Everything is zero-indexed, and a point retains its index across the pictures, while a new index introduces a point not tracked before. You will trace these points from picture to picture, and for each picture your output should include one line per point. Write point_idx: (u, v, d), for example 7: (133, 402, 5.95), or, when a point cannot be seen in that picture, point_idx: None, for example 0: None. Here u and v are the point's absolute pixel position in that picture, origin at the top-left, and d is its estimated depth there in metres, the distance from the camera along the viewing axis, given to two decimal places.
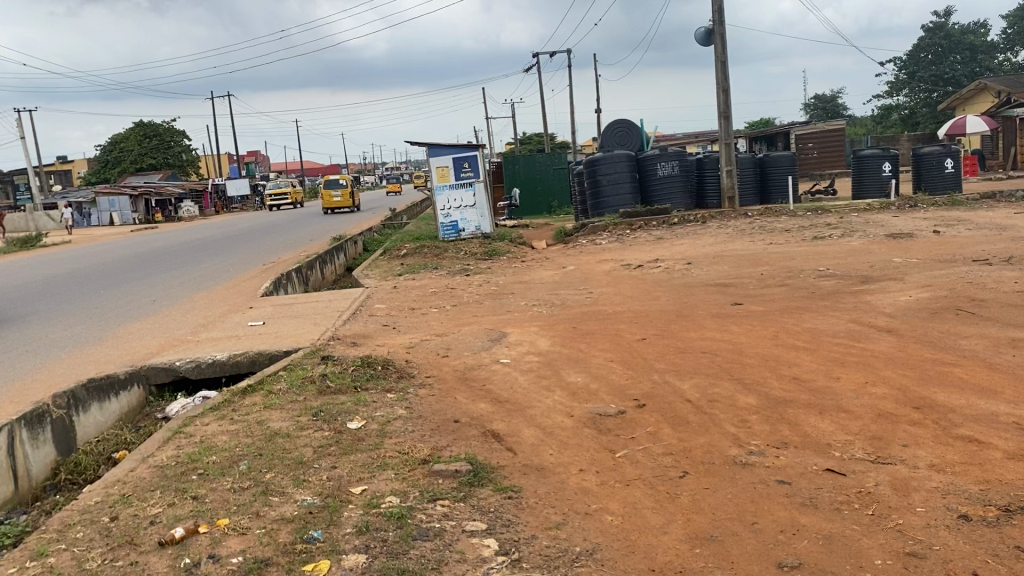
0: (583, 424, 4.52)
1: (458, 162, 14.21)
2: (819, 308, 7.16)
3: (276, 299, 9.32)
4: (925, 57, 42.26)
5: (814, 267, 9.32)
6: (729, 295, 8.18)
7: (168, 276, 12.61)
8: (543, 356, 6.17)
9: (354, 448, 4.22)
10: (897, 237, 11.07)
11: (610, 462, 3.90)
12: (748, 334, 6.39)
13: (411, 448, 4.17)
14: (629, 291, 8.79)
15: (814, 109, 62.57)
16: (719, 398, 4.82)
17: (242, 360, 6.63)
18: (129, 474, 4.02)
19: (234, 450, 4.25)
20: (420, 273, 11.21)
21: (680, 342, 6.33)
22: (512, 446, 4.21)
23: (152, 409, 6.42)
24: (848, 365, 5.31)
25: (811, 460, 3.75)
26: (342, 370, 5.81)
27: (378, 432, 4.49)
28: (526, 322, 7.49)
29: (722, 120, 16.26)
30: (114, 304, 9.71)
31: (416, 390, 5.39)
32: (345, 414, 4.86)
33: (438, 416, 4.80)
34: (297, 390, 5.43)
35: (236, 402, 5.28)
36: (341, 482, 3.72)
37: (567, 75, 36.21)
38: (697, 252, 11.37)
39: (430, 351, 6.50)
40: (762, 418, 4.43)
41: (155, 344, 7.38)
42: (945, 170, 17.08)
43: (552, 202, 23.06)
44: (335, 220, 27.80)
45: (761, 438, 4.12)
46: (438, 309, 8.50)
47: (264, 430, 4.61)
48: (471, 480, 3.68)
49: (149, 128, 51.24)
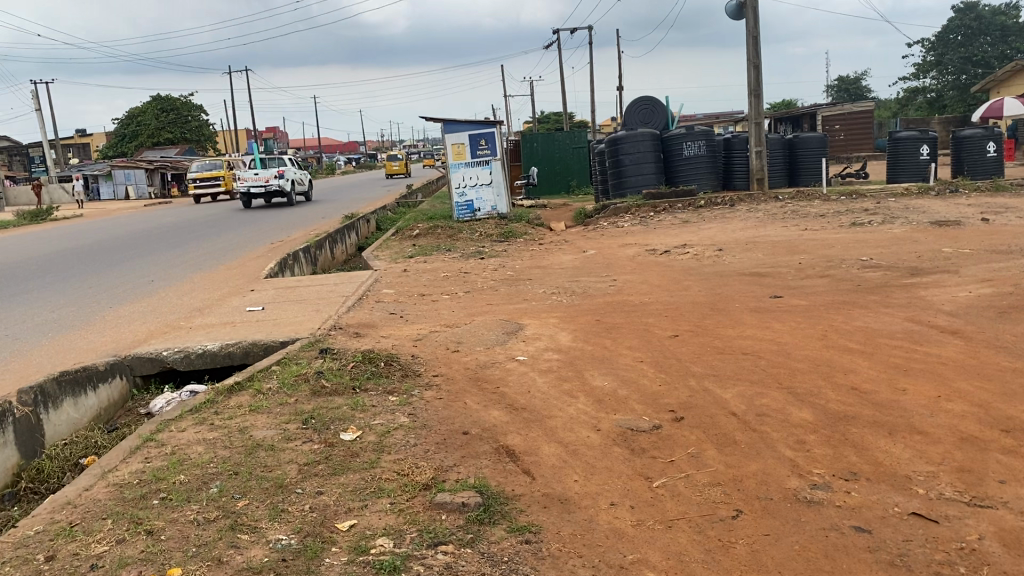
0: (612, 441, 3.90)
1: (475, 139, 13.57)
2: (870, 304, 6.49)
3: (278, 281, 8.76)
4: (954, 38, 41.17)
5: (856, 256, 8.62)
6: (767, 286, 7.51)
7: (171, 253, 12.06)
8: (563, 354, 5.54)
9: (345, 468, 3.62)
10: (944, 224, 10.36)
11: (647, 495, 3.28)
12: (795, 333, 5.73)
13: (411, 470, 3.57)
14: (658, 280, 8.14)
15: (837, 90, 61.10)
16: (770, 413, 4.18)
17: (235, 351, 6.05)
18: (83, 494, 3.43)
19: (207, 467, 3.66)
20: (432, 255, 10.60)
21: (716, 340, 5.68)
22: (529, 469, 3.60)
23: (136, 403, 5.85)
24: (914, 373, 4.65)
25: (892, 498, 3.11)
26: (339, 367, 5.21)
27: (375, 447, 3.89)
28: (545, 313, 6.85)
29: (752, 98, 15.48)
30: (110, 285, 9.17)
31: (421, 392, 4.78)
32: (339, 421, 4.25)
33: (446, 426, 4.19)
34: (287, 389, 4.83)
35: (219, 403, 4.68)
36: (325, 514, 3.13)
37: (589, 54, 35.64)
38: (729, 238, 10.71)
39: (439, 346, 5.89)
40: (823, 440, 3.78)
41: (145, 330, 6.81)
42: (987, 154, 16.23)
43: (571, 181, 22.41)
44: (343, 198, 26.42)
45: (825, 466, 3.48)
46: (449, 296, 7.87)
47: (245, 440, 4.01)
48: (482, 516, 3.07)
49: (166, 102, 50.83)
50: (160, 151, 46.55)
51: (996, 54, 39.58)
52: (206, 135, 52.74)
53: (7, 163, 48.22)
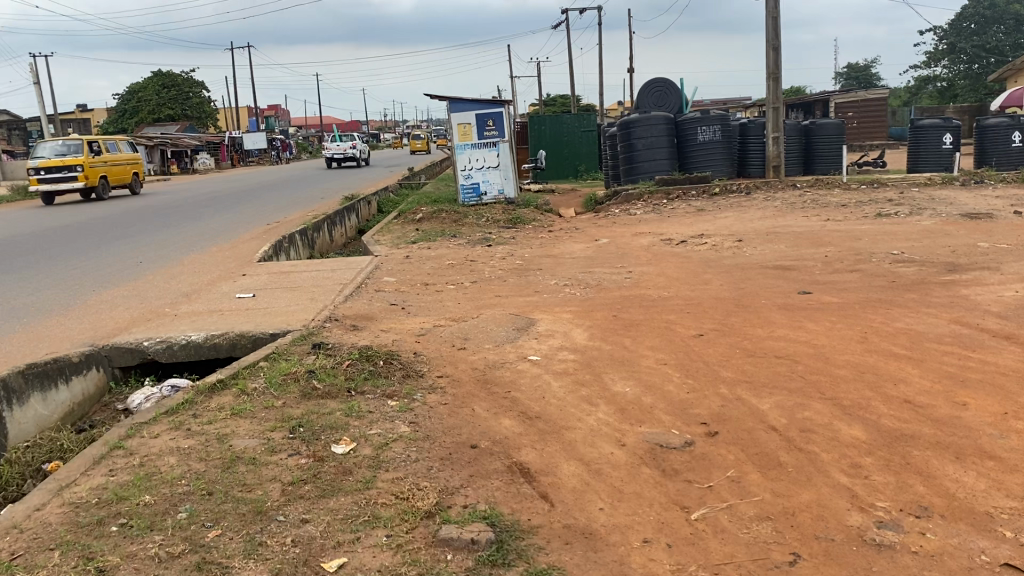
0: (640, 460, 3.44)
1: (482, 119, 13.01)
2: (909, 303, 6.01)
3: (273, 265, 8.31)
4: (967, 27, 40.19)
5: (885, 249, 8.14)
6: (794, 281, 7.02)
7: (162, 234, 11.57)
8: (579, 354, 5.07)
9: (335, 489, 3.15)
10: (975, 216, 9.85)
11: (686, 530, 2.82)
12: (832, 335, 5.25)
13: (411, 493, 3.10)
14: (676, 272, 7.66)
15: (847, 77, 60.45)
16: (816, 429, 3.71)
17: (221, 343, 5.58)
18: (32, 515, 2.96)
19: (177, 484, 3.19)
20: (436, 240, 10.13)
21: (746, 341, 5.21)
22: (546, 493, 3.14)
23: (112, 398, 5.38)
24: (972, 385, 4.18)
25: (977, 546, 2.65)
26: (333, 365, 4.73)
27: (371, 462, 3.43)
28: (557, 307, 6.38)
29: (770, 82, 14.92)
30: (96, 266, 8.70)
31: (424, 397, 4.31)
32: (330, 430, 3.78)
33: (451, 438, 3.73)
34: (275, 391, 4.35)
35: (197, 405, 4.20)
36: (310, 549, 2.68)
37: (597, 35, 35.04)
38: (748, 227, 10.22)
39: (444, 342, 5.42)
40: (881, 464, 3.32)
41: (127, 317, 6.35)
42: (1012, 144, 15.70)
43: (579, 165, 21.88)
44: (333, 180, 25.01)
45: (888, 498, 3.03)
46: (455, 286, 7.40)
47: (223, 451, 3.55)
48: (494, 556, 2.61)
49: (168, 78, 50.36)
50: (162, 129, 45.96)
51: (1010, 43, 38.59)
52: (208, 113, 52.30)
53: (6, 137, 47.55)
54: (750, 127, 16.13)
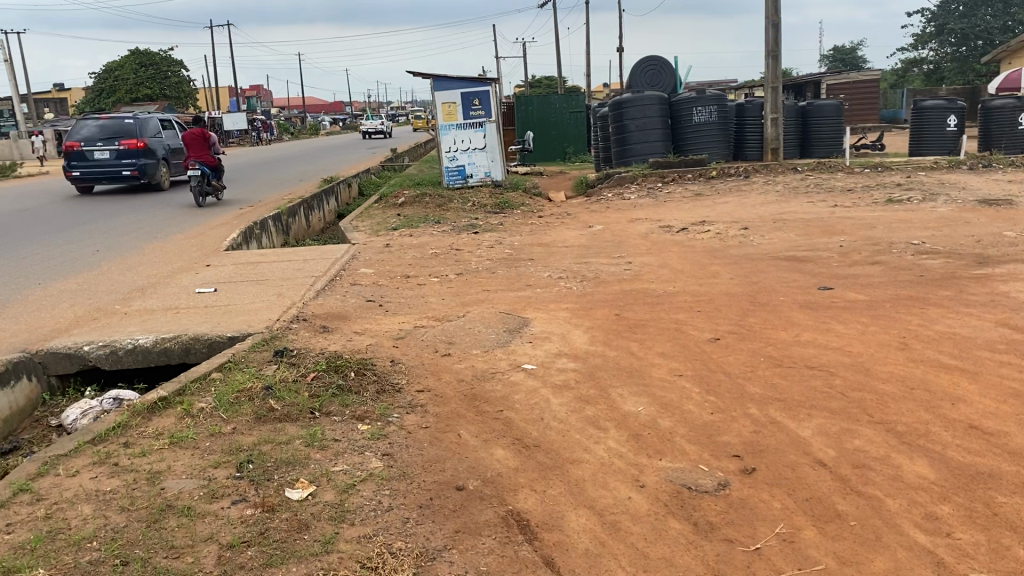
0: (666, 509, 2.80)
1: (467, 98, 12.30)
2: (947, 301, 5.39)
3: (240, 253, 7.62)
4: (957, 9, 39.54)
5: (904, 239, 7.52)
6: (811, 274, 6.40)
7: (125, 219, 10.79)
8: (580, 362, 4.42)
9: (286, 554, 2.49)
10: (993, 202, 9.26)
11: None
12: (867, 340, 4.62)
13: (381, 561, 2.44)
14: (680, 264, 7.03)
15: (833, 60, 59.79)
16: (873, 465, 3.08)
17: (173, 347, 4.89)
18: None
19: (86, 550, 2.51)
20: (419, 227, 9.44)
21: (770, 348, 4.56)
22: (553, 558, 2.50)
23: (46, 411, 4.67)
24: None
25: None
26: (296, 379, 4.05)
27: (333, 512, 2.76)
28: (551, 304, 5.71)
29: (769, 60, 14.28)
30: (47, 256, 7.97)
31: (401, 418, 3.65)
32: (284, 468, 3.10)
33: (433, 477, 3.06)
34: (225, 414, 3.65)
35: (130, 434, 3.48)
36: None
37: (585, 17, 34.28)
38: (751, 213, 9.58)
39: (426, 346, 4.76)
40: (963, 515, 2.70)
41: (69, 316, 5.65)
42: (1019, 126, 15.13)
43: (567, 148, 21.25)
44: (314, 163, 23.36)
45: (984, 567, 2.41)
46: (438, 278, 6.72)
47: (152, 498, 2.87)
48: None
49: (144, 57, 49.48)
50: (140, 109, 44.84)
51: (999, 26, 37.90)
52: (186, 92, 51.21)
53: None
54: (747, 108, 15.48)
